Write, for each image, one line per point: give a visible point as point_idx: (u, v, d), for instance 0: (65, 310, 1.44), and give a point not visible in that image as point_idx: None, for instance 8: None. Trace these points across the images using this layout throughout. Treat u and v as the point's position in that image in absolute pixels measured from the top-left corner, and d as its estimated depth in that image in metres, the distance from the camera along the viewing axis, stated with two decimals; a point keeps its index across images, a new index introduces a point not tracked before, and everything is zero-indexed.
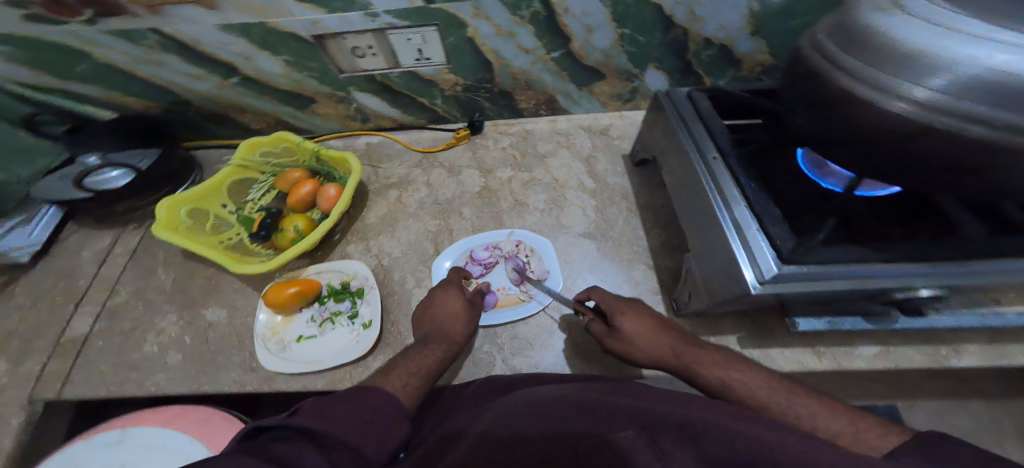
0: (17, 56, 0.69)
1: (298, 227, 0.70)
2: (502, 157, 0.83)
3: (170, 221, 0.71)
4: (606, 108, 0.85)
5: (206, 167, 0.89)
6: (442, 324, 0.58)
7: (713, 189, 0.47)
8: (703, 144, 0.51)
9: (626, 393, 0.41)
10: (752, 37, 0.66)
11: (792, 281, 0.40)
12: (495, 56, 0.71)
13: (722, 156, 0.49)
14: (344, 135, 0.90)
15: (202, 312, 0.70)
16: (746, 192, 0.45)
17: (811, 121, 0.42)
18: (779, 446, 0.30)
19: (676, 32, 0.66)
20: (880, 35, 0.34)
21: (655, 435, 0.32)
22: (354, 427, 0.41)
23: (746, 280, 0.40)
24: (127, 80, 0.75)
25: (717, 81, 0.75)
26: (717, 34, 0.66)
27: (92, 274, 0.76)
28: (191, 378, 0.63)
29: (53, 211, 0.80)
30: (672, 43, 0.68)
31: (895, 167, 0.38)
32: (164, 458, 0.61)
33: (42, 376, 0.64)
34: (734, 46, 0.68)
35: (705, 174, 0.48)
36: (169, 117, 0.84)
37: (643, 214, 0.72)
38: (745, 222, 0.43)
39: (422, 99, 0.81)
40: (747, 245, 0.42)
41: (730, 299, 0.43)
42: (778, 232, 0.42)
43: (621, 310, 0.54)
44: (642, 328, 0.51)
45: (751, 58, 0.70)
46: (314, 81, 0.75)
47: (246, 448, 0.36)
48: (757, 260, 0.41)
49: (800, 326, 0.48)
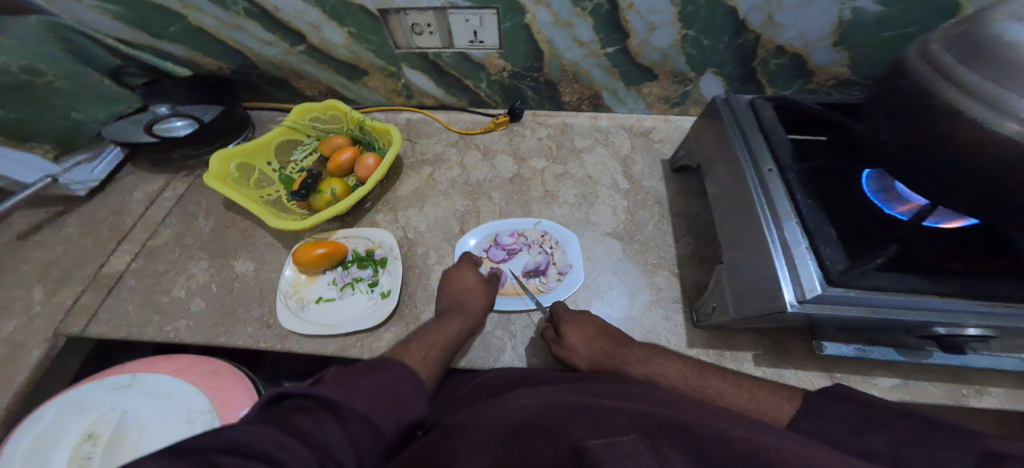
0: (122, 15, 0.73)
1: (335, 191, 0.73)
2: (538, 147, 0.83)
3: (221, 172, 0.74)
4: (651, 110, 0.84)
5: (258, 126, 0.94)
6: (457, 294, 0.62)
7: (764, 203, 0.46)
8: (759, 156, 0.50)
9: (623, 394, 0.42)
10: (833, 48, 0.63)
11: (833, 304, 0.39)
12: (549, 45, 0.71)
13: (779, 170, 0.47)
14: (387, 109, 0.92)
15: (232, 262, 0.74)
16: (800, 210, 0.44)
17: (893, 145, 0.40)
18: (771, 446, 0.31)
19: (747, 36, 0.64)
20: (1013, 48, 0.31)
21: (656, 441, 0.33)
22: (376, 404, 0.43)
23: (784, 298, 0.40)
24: (207, 41, 0.79)
25: (781, 92, 0.73)
26: (793, 42, 0.64)
27: (138, 214, 0.81)
28: (214, 324, 0.66)
29: (116, 152, 0.85)
30: (740, 49, 0.67)
31: (976, 197, 0.36)
32: (167, 405, 0.61)
33: (73, 309, 0.69)
34: (811, 56, 0.65)
35: (757, 186, 0.47)
36: (235, 77, 0.89)
37: (675, 221, 0.71)
38: (794, 239, 0.42)
39: (468, 81, 0.82)
40: (792, 263, 0.41)
41: (763, 315, 0.42)
42: (829, 253, 0.41)
43: (566, 320, 0.58)
44: (583, 336, 0.55)
45: (825, 69, 0.67)
46: (371, 54, 0.77)
47: (268, 416, 0.38)
48: (800, 280, 0.40)
49: (827, 350, 0.48)
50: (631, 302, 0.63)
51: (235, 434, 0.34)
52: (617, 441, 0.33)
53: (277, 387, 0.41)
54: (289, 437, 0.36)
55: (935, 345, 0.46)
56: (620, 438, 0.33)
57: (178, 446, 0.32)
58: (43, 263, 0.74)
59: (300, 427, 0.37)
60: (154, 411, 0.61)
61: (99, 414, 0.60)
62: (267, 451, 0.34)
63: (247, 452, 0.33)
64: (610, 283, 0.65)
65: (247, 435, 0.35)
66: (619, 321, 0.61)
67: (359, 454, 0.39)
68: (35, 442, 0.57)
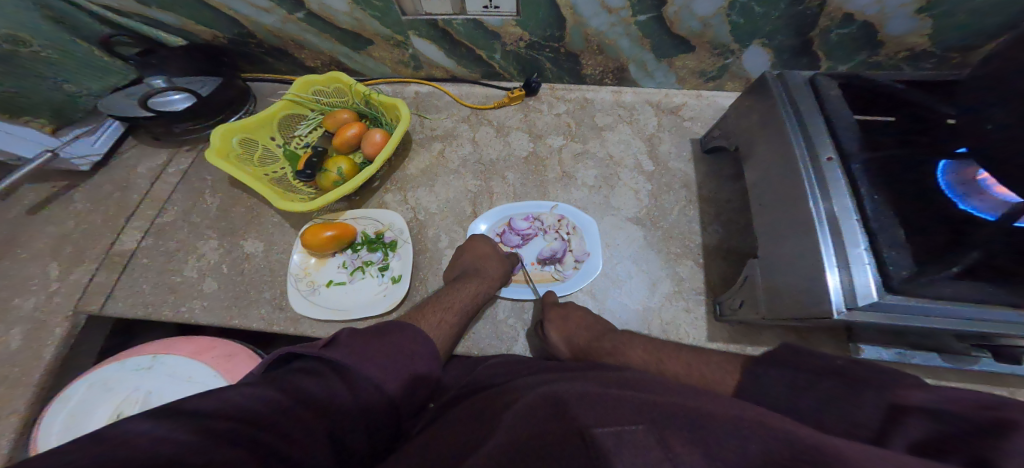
0: None
1: (342, 169, 0.69)
2: (556, 124, 0.79)
3: (223, 149, 0.71)
4: (682, 84, 0.79)
5: (260, 99, 0.90)
6: (476, 261, 0.63)
7: (818, 196, 0.42)
8: (817, 141, 0.45)
9: (634, 382, 0.38)
10: (913, 16, 0.56)
11: (889, 312, 0.37)
12: (572, 12, 0.65)
13: (840, 158, 0.43)
14: (394, 81, 0.87)
15: (241, 242, 0.72)
16: (864, 206, 0.40)
17: (989, 131, 0.34)
18: (797, 438, 0.28)
19: (808, 4, 0.58)
20: None
21: (665, 432, 0.30)
22: (388, 370, 0.42)
23: (831, 303, 0.39)
24: (199, 8, 0.73)
25: (839, 64, 0.67)
26: (866, 9, 0.57)
27: (144, 190, 0.78)
28: (226, 306, 0.66)
29: (115, 125, 0.81)
30: (798, 17, 0.60)
31: None
32: (187, 388, 0.61)
33: (89, 287, 0.69)
34: (884, 24, 0.58)
35: (812, 175, 0.44)
36: (233, 47, 0.83)
37: (703, 206, 0.68)
38: (852, 237, 0.39)
39: (481, 51, 0.76)
40: (847, 265, 0.39)
41: (808, 317, 0.41)
42: (893, 257, 0.38)
43: (552, 319, 0.58)
44: (566, 336, 0.55)
45: (896, 40, 0.60)
46: (376, 21, 0.72)
47: (275, 378, 0.38)
48: (855, 284, 0.38)
49: (864, 353, 0.49)
50: (651, 292, 0.62)
51: (237, 395, 0.34)
52: (623, 431, 0.31)
53: (289, 347, 0.40)
54: (297, 404, 0.35)
55: (989, 352, 0.45)
56: (627, 427, 0.31)
57: (177, 407, 0.32)
58: (54, 240, 0.73)
59: (308, 392, 0.37)
60: (176, 394, 0.61)
61: (124, 395, 0.61)
62: (271, 417, 0.33)
63: (250, 416, 0.33)
64: (630, 272, 0.64)
65: (252, 398, 0.34)
66: (639, 311, 0.61)
67: (371, 425, 0.39)
68: (68, 420, 0.58)
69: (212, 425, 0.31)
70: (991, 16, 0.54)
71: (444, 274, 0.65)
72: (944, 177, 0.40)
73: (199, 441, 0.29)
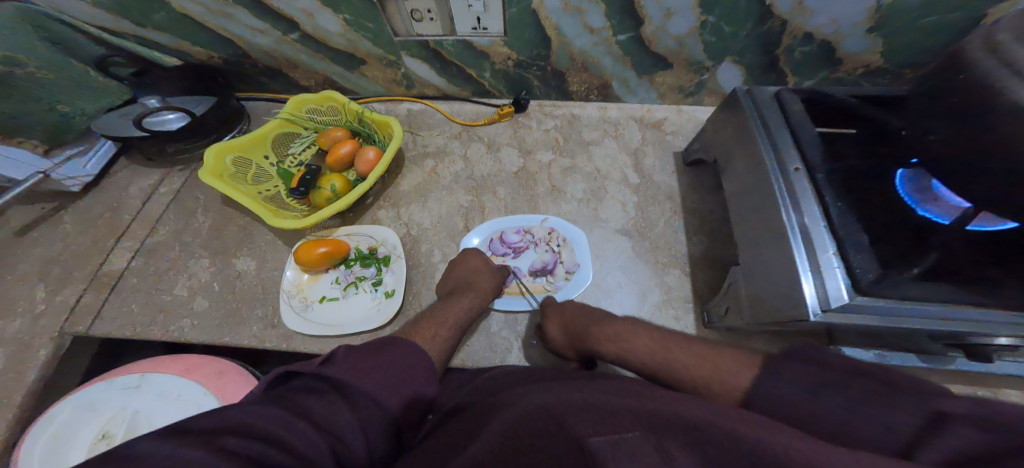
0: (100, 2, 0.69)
1: (335, 186, 0.70)
2: (545, 139, 0.81)
3: (216, 167, 0.72)
4: (664, 100, 0.82)
5: (254, 118, 0.91)
6: (468, 275, 0.64)
7: (788, 205, 0.44)
8: (785, 153, 0.47)
9: (631, 390, 0.39)
10: (866, 35, 0.60)
11: (861, 314, 0.38)
12: (556, 32, 0.68)
13: (806, 169, 0.45)
14: (386, 99, 0.89)
15: (233, 260, 0.72)
16: (830, 214, 0.42)
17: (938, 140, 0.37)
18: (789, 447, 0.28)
19: (775, 23, 0.61)
20: None
21: (662, 438, 0.31)
22: (386, 384, 0.42)
23: (807, 306, 0.39)
24: (195, 31, 0.75)
25: (806, 81, 0.70)
26: (823, 29, 0.60)
27: (136, 210, 0.79)
28: (215, 325, 0.65)
29: (108, 145, 0.82)
30: (767, 36, 0.64)
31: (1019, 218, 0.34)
32: (176, 407, 0.60)
33: (76, 308, 0.68)
34: (843, 43, 0.62)
35: (781, 186, 0.46)
36: (228, 67, 0.85)
37: (688, 217, 0.70)
38: (821, 243, 0.41)
39: (470, 70, 0.79)
40: (818, 270, 0.40)
41: (784, 321, 0.42)
42: (860, 262, 0.39)
43: (548, 316, 0.60)
44: (562, 328, 0.58)
45: (857, 57, 0.63)
46: (369, 42, 0.74)
47: (274, 396, 0.38)
48: (826, 287, 0.39)
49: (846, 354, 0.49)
50: (641, 302, 0.63)
51: (239, 412, 0.34)
52: (622, 439, 0.31)
53: (288, 366, 0.40)
54: (298, 420, 0.36)
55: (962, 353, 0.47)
56: (625, 435, 0.32)
57: (181, 425, 0.32)
58: (41, 262, 0.72)
59: (309, 409, 0.37)
60: (165, 412, 0.60)
61: (110, 415, 0.59)
62: (272, 431, 0.34)
63: (254, 432, 0.33)
64: (619, 283, 0.65)
65: (253, 414, 0.34)
66: None
67: (371, 437, 0.39)
68: (50, 442, 0.57)
69: (218, 440, 0.31)
70: (942, 35, 0.57)
71: (438, 288, 0.65)
72: (902, 186, 0.43)
73: (206, 455, 0.29)
